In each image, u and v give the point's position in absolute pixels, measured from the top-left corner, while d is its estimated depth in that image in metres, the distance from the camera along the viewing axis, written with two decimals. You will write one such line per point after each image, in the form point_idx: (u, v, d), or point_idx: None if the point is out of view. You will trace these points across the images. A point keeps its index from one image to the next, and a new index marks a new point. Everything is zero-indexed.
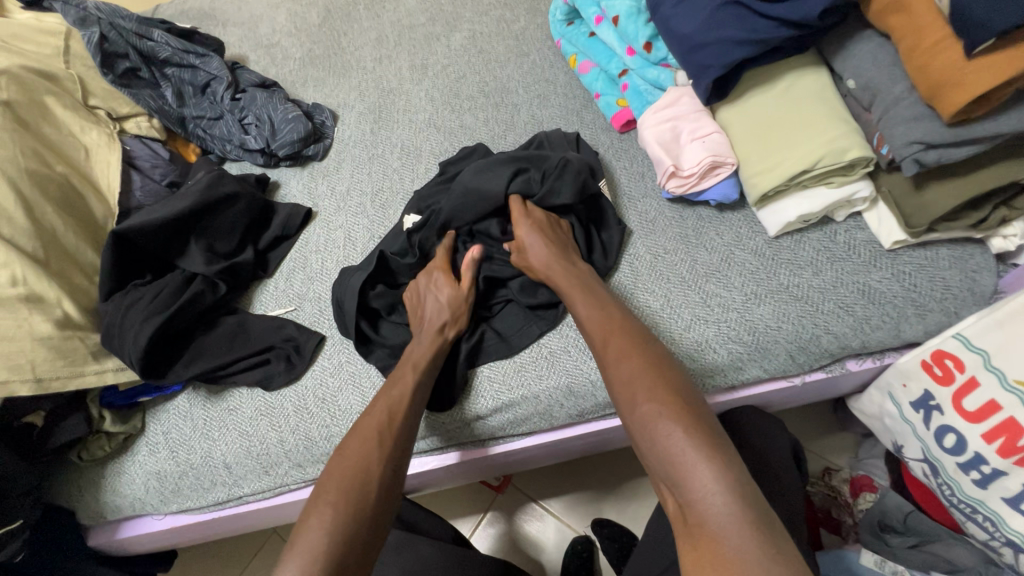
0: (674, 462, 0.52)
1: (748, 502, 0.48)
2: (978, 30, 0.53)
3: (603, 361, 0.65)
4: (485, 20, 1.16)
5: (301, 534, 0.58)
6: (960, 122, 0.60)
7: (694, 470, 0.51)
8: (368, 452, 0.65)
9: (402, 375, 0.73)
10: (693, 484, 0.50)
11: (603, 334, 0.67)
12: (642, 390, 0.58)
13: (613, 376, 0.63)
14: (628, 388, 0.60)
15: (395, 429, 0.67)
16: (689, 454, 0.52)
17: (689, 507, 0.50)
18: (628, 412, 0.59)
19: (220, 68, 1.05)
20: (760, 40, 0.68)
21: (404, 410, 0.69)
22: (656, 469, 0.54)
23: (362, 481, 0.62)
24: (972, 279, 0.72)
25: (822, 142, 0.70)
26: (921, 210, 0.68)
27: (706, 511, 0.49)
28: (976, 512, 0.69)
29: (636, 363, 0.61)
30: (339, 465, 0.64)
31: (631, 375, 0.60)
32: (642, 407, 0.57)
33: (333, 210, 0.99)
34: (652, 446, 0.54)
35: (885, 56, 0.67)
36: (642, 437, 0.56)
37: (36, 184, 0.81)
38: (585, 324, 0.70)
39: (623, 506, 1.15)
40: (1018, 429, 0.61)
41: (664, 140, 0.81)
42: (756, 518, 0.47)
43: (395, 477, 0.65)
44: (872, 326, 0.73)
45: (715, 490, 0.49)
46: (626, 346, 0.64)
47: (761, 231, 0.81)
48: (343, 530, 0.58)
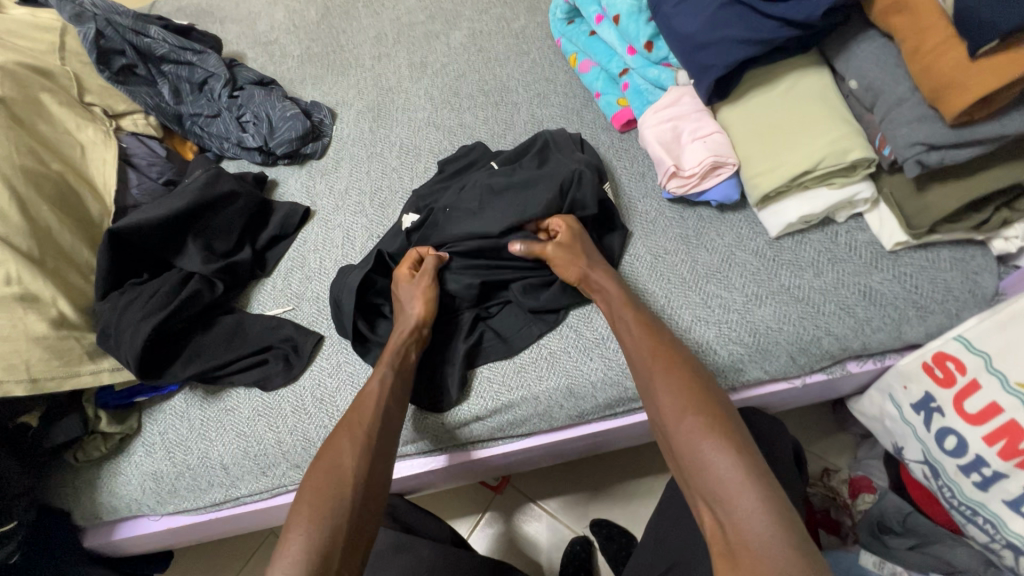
0: (721, 482, 0.51)
1: (795, 530, 0.48)
2: (983, 31, 0.53)
3: (642, 370, 0.64)
4: (485, 18, 1.15)
5: (286, 536, 0.58)
6: (963, 123, 0.60)
7: (745, 495, 0.50)
8: (344, 449, 0.65)
9: (375, 372, 0.72)
10: (740, 507, 0.49)
11: (646, 343, 0.65)
12: (690, 406, 0.57)
13: (655, 386, 0.61)
14: (673, 402, 0.58)
15: (371, 425, 0.67)
16: (738, 476, 0.51)
17: (733, 528, 0.49)
18: (671, 426, 0.57)
19: (218, 65, 1.04)
20: (763, 39, 0.68)
21: (377, 407, 0.69)
22: (698, 487, 0.53)
23: (342, 477, 0.62)
24: (973, 280, 0.72)
25: (824, 142, 0.70)
26: (923, 211, 0.68)
27: (752, 535, 0.48)
28: (976, 514, 0.69)
29: (681, 377, 0.60)
30: (319, 465, 0.64)
31: (675, 389, 0.59)
32: (688, 423, 0.56)
33: (332, 208, 0.99)
34: (698, 464, 0.53)
35: (887, 57, 0.67)
36: (686, 453, 0.55)
37: (31, 181, 0.81)
38: (625, 331, 0.69)
39: (622, 507, 1.14)
40: (1019, 431, 0.61)
41: (664, 140, 0.81)
42: (804, 548, 0.47)
43: (375, 469, 0.65)
44: (873, 328, 0.72)
45: (762, 515, 0.48)
46: (670, 359, 0.63)
47: (762, 231, 0.80)
48: (326, 527, 0.58)
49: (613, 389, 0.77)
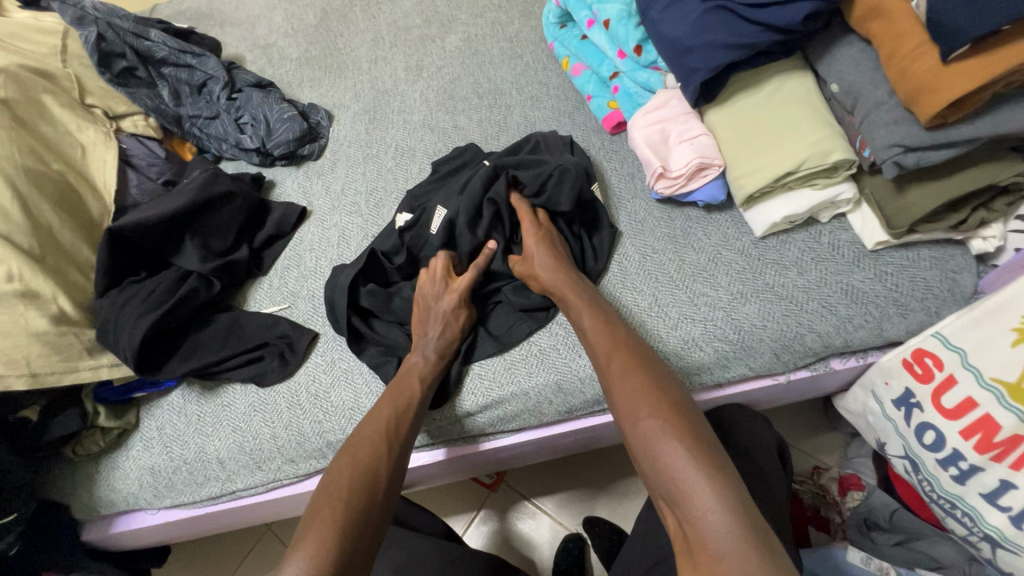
0: (675, 482, 0.52)
1: (750, 522, 0.48)
2: (954, 36, 0.55)
3: (605, 376, 0.66)
4: (480, 22, 1.17)
5: (311, 526, 0.58)
6: (937, 126, 0.62)
7: (696, 489, 0.50)
8: (376, 453, 0.66)
9: (403, 384, 0.74)
10: (694, 504, 0.50)
11: (606, 348, 0.67)
12: (644, 408, 0.58)
13: (615, 391, 0.63)
14: (630, 405, 0.60)
15: (401, 435, 0.69)
16: (691, 473, 0.52)
17: (690, 527, 0.50)
18: (630, 429, 0.59)
19: (217, 67, 1.06)
20: (746, 44, 0.70)
21: (406, 420, 0.70)
22: (658, 488, 0.54)
23: (370, 480, 0.63)
24: (952, 279, 0.74)
25: (807, 144, 0.72)
26: (902, 211, 0.70)
27: (707, 532, 0.48)
28: (955, 507, 0.70)
29: (638, 379, 0.61)
30: (349, 464, 0.65)
31: (632, 391, 0.61)
32: (644, 425, 0.57)
33: (327, 209, 1.00)
34: (654, 465, 0.54)
35: (866, 61, 0.69)
36: (643, 456, 0.56)
37: (32, 181, 0.82)
38: (587, 338, 0.70)
39: (614, 504, 1.16)
40: (994, 426, 0.63)
41: (651, 142, 0.83)
42: (757, 540, 0.47)
43: (396, 481, 0.66)
44: (855, 325, 0.74)
45: (715, 510, 0.49)
46: (629, 362, 0.64)
47: (747, 231, 0.82)
48: (352, 525, 0.59)
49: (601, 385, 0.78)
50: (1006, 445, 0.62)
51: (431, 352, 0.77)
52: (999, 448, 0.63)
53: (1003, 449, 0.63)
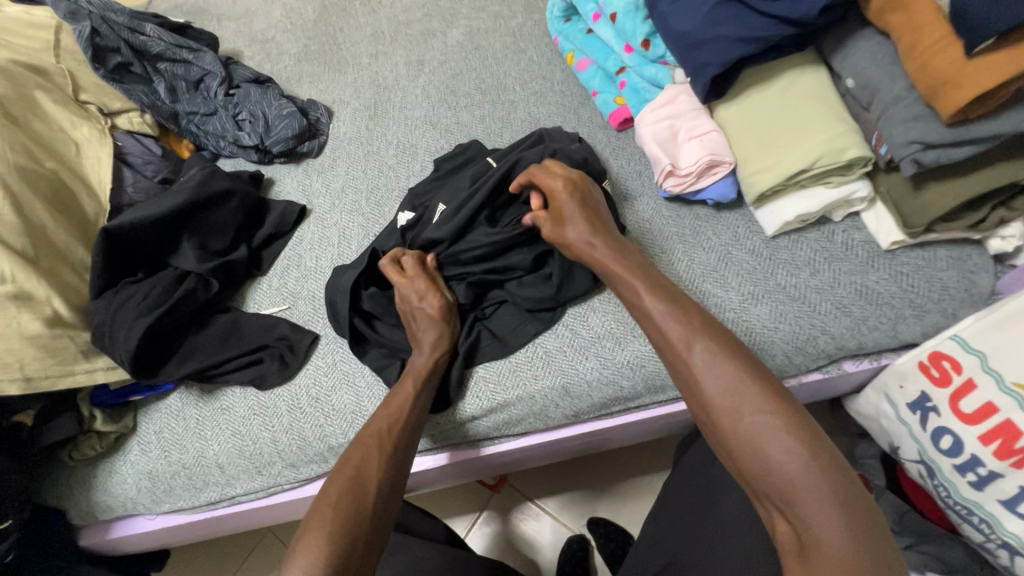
0: (792, 487, 0.48)
1: (870, 529, 0.46)
2: (979, 29, 0.53)
3: (681, 360, 0.57)
4: (482, 16, 1.15)
5: (304, 534, 0.57)
6: (958, 122, 0.60)
7: (818, 498, 0.47)
8: (370, 457, 0.64)
9: (401, 388, 0.72)
10: (813, 514, 0.46)
11: (682, 332, 0.58)
12: (749, 402, 0.52)
13: (700, 381, 0.55)
14: (727, 398, 0.53)
15: (397, 437, 0.67)
16: (810, 478, 0.47)
17: (809, 535, 0.46)
18: (726, 425, 0.52)
19: (214, 63, 1.03)
20: (760, 37, 0.68)
21: (400, 424, 0.68)
22: (765, 492, 0.50)
23: (363, 484, 0.62)
24: (970, 279, 0.72)
25: (820, 141, 0.70)
26: (919, 211, 0.68)
27: (830, 543, 0.45)
28: (972, 514, 0.68)
29: (732, 368, 0.54)
30: (343, 469, 0.63)
31: (726, 383, 0.54)
32: (751, 422, 0.51)
33: (327, 207, 0.98)
34: (764, 467, 0.49)
35: (884, 55, 0.67)
36: (749, 456, 0.50)
37: (25, 179, 0.80)
38: (652, 322, 0.62)
39: (619, 506, 1.14)
40: (1015, 431, 0.61)
41: (660, 138, 0.80)
42: (881, 550, 0.45)
43: (395, 484, 0.64)
44: (869, 327, 0.72)
45: (839, 521, 0.46)
46: (715, 346, 0.56)
47: (758, 230, 0.80)
48: (347, 531, 0.57)
49: (608, 389, 0.77)
50: None
51: (425, 349, 0.75)
52: (1020, 454, 0.61)
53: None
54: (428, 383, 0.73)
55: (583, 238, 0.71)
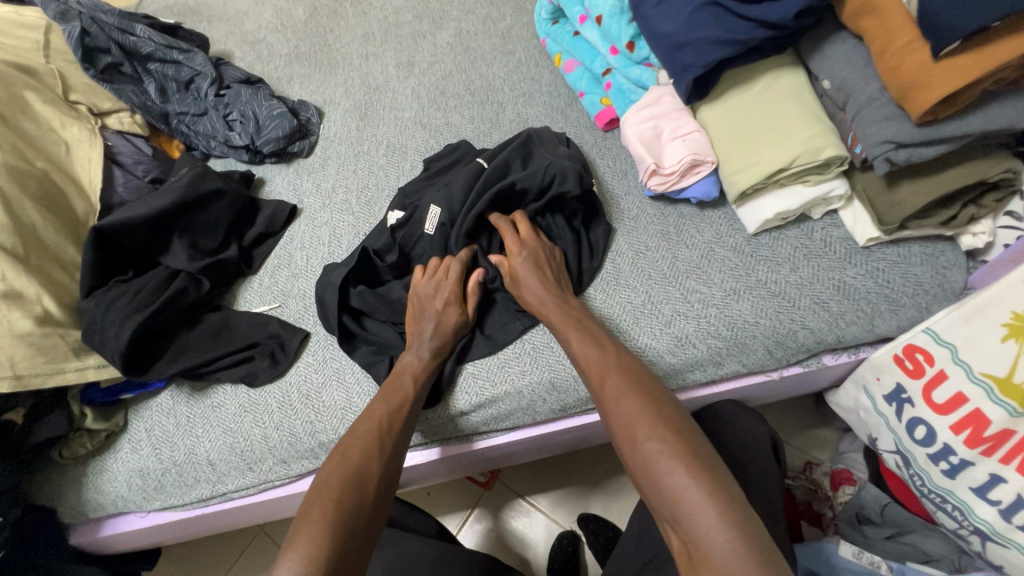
0: (677, 502, 0.50)
1: (750, 540, 0.47)
2: (944, 32, 0.55)
3: (598, 397, 0.63)
4: (472, 18, 1.17)
5: (302, 525, 0.57)
6: (928, 122, 0.62)
7: (698, 510, 0.49)
8: (367, 451, 0.65)
9: (396, 384, 0.73)
10: (695, 525, 0.49)
11: (598, 371, 0.64)
12: (643, 429, 0.56)
13: (609, 413, 0.60)
14: (626, 425, 0.58)
15: (394, 434, 0.68)
16: (692, 493, 0.50)
17: (694, 546, 0.49)
18: (626, 450, 0.57)
19: (205, 64, 1.05)
20: (739, 40, 0.70)
21: (396, 420, 0.70)
22: (659, 508, 0.53)
23: (361, 478, 0.63)
24: (943, 275, 0.74)
25: (799, 141, 0.72)
26: (893, 208, 0.70)
27: (709, 551, 0.47)
28: (945, 501, 0.71)
29: (635, 400, 0.59)
30: (340, 463, 0.64)
31: (627, 412, 0.58)
32: (644, 447, 0.55)
33: (318, 206, 0.99)
34: (653, 485, 0.53)
35: (858, 57, 0.69)
36: (643, 476, 0.54)
37: (15, 179, 0.81)
38: (579, 362, 0.68)
39: (609, 501, 1.16)
40: (984, 420, 0.63)
41: (645, 138, 0.82)
42: (761, 558, 0.46)
43: (390, 480, 0.66)
44: (846, 321, 0.74)
45: (718, 531, 0.47)
46: (623, 382, 0.62)
47: (740, 228, 0.82)
48: (344, 523, 0.58)
49: None
50: (996, 439, 0.63)
51: (425, 351, 0.76)
52: (989, 442, 0.64)
53: (993, 443, 0.63)
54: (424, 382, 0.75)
55: (543, 296, 0.74)
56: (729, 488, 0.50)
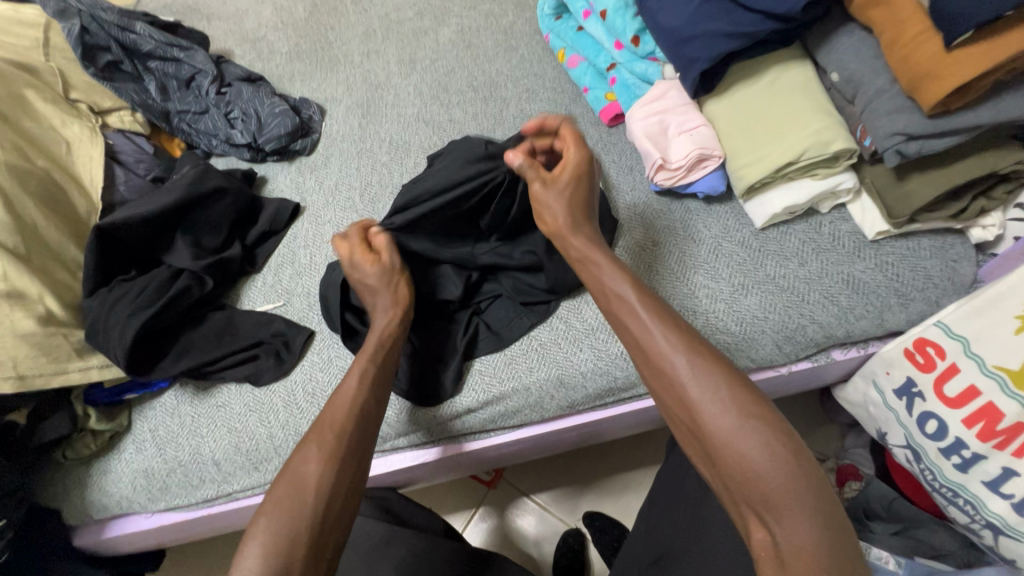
0: (772, 494, 0.49)
1: (841, 538, 0.47)
2: (956, 23, 0.54)
3: (666, 366, 0.57)
4: (474, 14, 1.16)
5: (243, 548, 0.55)
6: (939, 113, 0.62)
7: (796, 502, 0.48)
8: (308, 456, 0.60)
9: (352, 371, 0.69)
10: (790, 523, 0.48)
11: (668, 339, 0.57)
12: (734, 408, 0.52)
13: (684, 388, 0.55)
14: (711, 406, 0.53)
15: (341, 429, 0.63)
16: (789, 487, 0.49)
17: (787, 539, 0.48)
18: (709, 431, 0.52)
19: (205, 61, 1.03)
20: (746, 33, 0.69)
21: (345, 409, 0.64)
22: (743, 497, 0.50)
23: (300, 488, 0.58)
24: (952, 267, 0.74)
25: (808, 134, 0.72)
26: (903, 200, 0.69)
27: (804, 549, 0.47)
28: (957, 496, 0.70)
29: (720, 374, 0.54)
30: (283, 475, 0.60)
31: (710, 392, 0.54)
32: (736, 429, 0.51)
33: (321, 204, 0.99)
34: (743, 474, 0.50)
35: (867, 49, 0.68)
36: (730, 462, 0.51)
37: (17, 177, 0.80)
38: (639, 325, 0.60)
39: (615, 499, 1.16)
40: (997, 413, 0.63)
41: (651, 132, 0.82)
42: (850, 549, 0.47)
43: (342, 479, 0.60)
44: (856, 316, 0.74)
45: (813, 529, 0.47)
46: (698, 352, 0.56)
47: (748, 223, 0.82)
48: (283, 539, 0.54)
49: (601, 379, 0.78)
50: (1009, 432, 0.63)
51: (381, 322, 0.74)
52: (1003, 436, 0.63)
53: (1006, 437, 0.63)
54: (379, 364, 0.70)
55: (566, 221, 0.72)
56: (819, 482, 0.50)
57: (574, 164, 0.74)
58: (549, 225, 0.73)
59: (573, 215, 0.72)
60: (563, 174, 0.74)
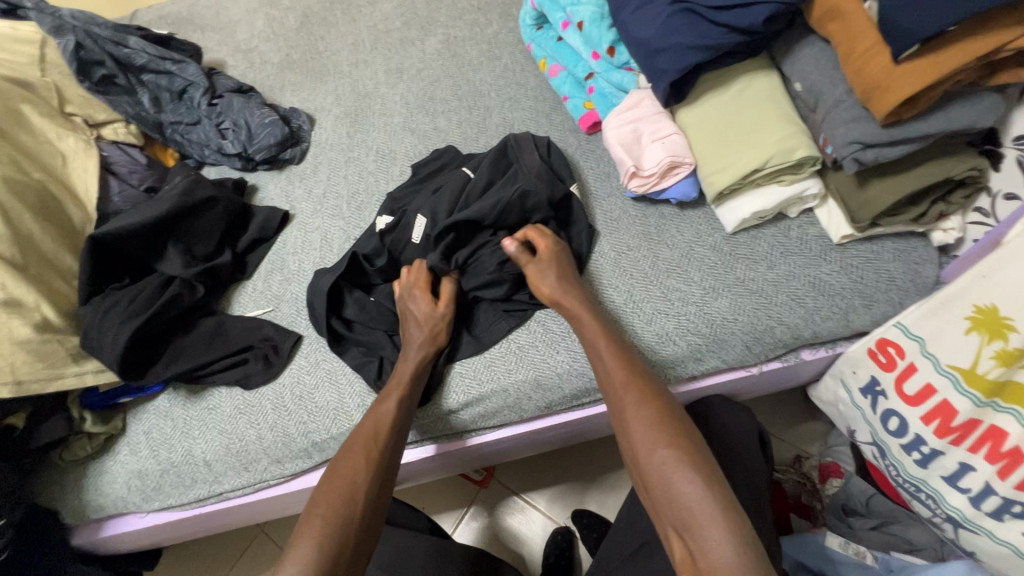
0: (690, 515, 0.55)
1: (757, 559, 0.52)
2: (902, 38, 0.57)
3: (616, 403, 0.67)
4: (459, 24, 1.19)
5: (296, 545, 0.61)
6: (893, 123, 0.64)
7: (711, 522, 0.54)
8: (358, 465, 0.68)
9: (389, 390, 0.75)
10: (709, 540, 0.53)
11: (620, 375, 0.68)
12: (663, 438, 0.61)
13: (628, 417, 0.64)
14: (646, 433, 0.62)
15: (384, 442, 0.70)
16: (707, 507, 0.55)
17: (702, 555, 0.53)
18: (643, 458, 0.61)
19: (197, 74, 1.07)
20: (711, 45, 0.72)
21: (391, 424, 0.72)
22: (669, 516, 0.58)
23: (351, 496, 0.65)
24: (915, 270, 0.76)
25: (773, 142, 0.74)
26: (865, 205, 0.72)
27: (717, 565, 0.52)
28: (919, 490, 0.73)
29: (654, 410, 0.63)
30: (332, 481, 0.66)
31: (648, 422, 0.63)
32: (661, 456, 0.60)
33: (310, 212, 1.02)
34: (670, 494, 0.58)
35: (827, 60, 0.71)
36: (659, 484, 0.59)
37: (14, 192, 0.83)
38: (601, 362, 0.70)
39: (602, 497, 1.18)
40: (951, 410, 0.65)
41: (625, 141, 0.85)
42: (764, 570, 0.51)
43: (383, 487, 0.68)
44: (822, 317, 0.76)
45: (729, 546, 0.52)
46: (642, 392, 0.65)
47: (719, 227, 0.84)
48: (335, 542, 0.61)
49: (578, 380, 0.80)
50: (962, 429, 0.65)
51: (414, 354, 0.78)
52: (957, 432, 0.66)
53: (960, 433, 0.65)
54: (412, 388, 0.76)
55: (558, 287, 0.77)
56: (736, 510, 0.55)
57: (552, 246, 0.81)
58: (546, 290, 0.77)
59: (563, 280, 0.78)
60: (546, 253, 0.80)
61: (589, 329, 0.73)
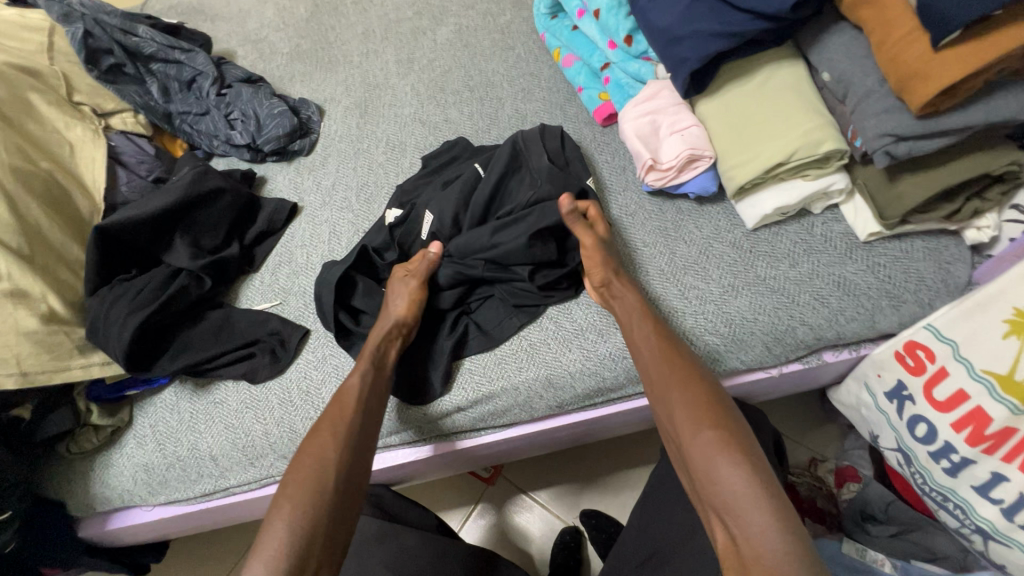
0: (734, 500, 0.54)
1: (802, 545, 0.50)
2: (943, 23, 0.53)
3: (656, 384, 0.65)
4: (471, 14, 1.16)
5: (270, 532, 0.60)
6: (928, 114, 0.61)
7: (756, 509, 0.52)
8: (327, 446, 0.66)
9: (356, 367, 0.74)
10: (752, 524, 0.52)
11: (663, 356, 0.66)
12: (707, 420, 0.59)
13: (669, 401, 0.63)
14: (689, 415, 0.60)
15: (350, 421, 0.68)
16: (752, 493, 0.53)
17: (746, 543, 0.51)
18: (686, 439, 0.59)
19: (206, 63, 1.05)
20: (735, 33, 0.68)
21: (362, 402, 0.70)
22: (710, 500, 0.56)
23: (324, 476, 0.63)
24: (946, 270, 0.73)
25: (797, 135, 0.71)
26: (894, 202, 0.69)
27: (763, 550, 0.50)
28: (947, 500, 0.70)
29: (696, 391, 0.62)
30: (299, 461, 0.65)
31: (689, 402, 0.61)
32: (704, 439, 0.58)
33: (318, 204, 1.00)
34: (711, 478, 0.56)
35: (858, 49, 0.68)
36: (700, 468, 0.57)
37: (21, 180, 0.82)
38: (640, 343, 0.69)
39: (612, 498, 1.16)
40: (985, 418, 0.62)
41: (642, 133, 0.81)
42: (811, 558, 0.49)
43: (355, 471, 0.66)
44: (846, 317, 0.73)
45: (775, 533, 0.51)
46: (685, 373, 0.64)
47: (739, 223, 0.81)
48: (307, 526, 0.60)
49: (590, 380, 0.78)
50: (998, 437, 0.62)
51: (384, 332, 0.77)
52: (991, 440, 0.63)
53: (995, 441, 0.63)
54: (379, 367, 0.74)
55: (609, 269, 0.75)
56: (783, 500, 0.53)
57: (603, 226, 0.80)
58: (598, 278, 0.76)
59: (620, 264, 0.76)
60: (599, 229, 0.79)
61: (631, 314, 0.71)
